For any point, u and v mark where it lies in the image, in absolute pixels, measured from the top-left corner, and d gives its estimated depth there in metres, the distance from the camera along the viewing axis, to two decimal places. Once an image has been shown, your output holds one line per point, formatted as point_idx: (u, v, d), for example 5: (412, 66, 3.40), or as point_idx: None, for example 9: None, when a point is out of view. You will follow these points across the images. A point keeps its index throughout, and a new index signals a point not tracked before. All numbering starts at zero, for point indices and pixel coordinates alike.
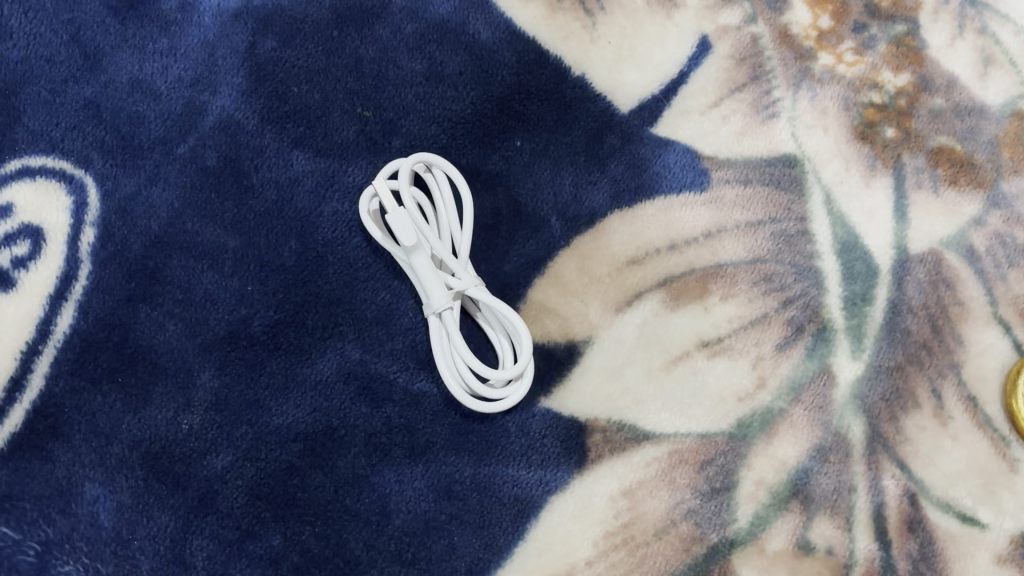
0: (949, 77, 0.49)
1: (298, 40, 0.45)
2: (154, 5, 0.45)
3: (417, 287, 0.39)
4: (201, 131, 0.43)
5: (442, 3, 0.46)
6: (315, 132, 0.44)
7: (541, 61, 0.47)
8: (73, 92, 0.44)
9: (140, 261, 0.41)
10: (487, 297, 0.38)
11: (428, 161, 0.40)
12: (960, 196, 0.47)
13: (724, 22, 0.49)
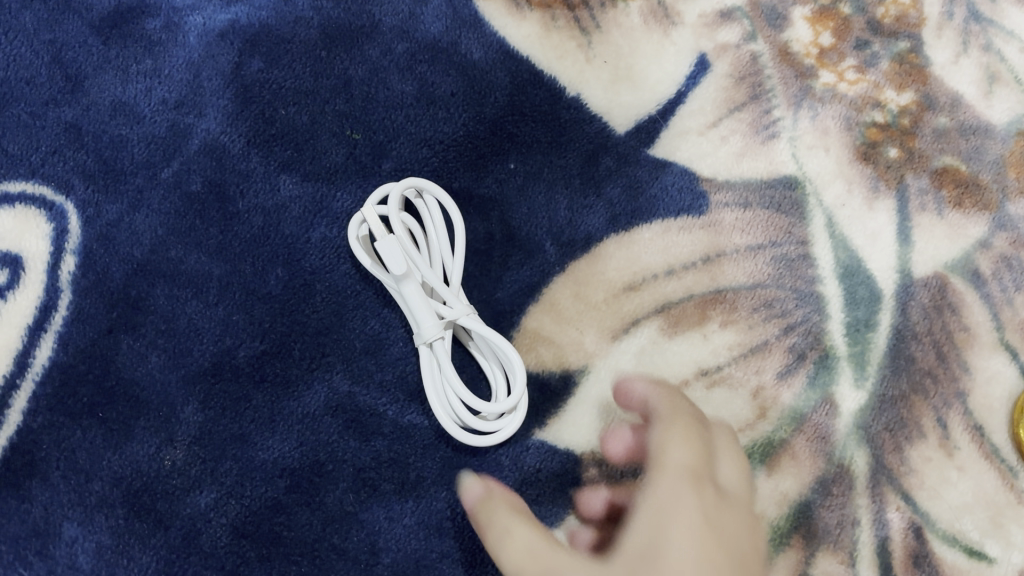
0: (953, 95, 0.48)
1: (285, 60, 0.44)
2: (138, 25, 0.45)
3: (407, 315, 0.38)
4: (185, 156, 0.42)
5: (433, 23, 0.46)
6: (303, 156, 0.43)
7: (535, 82, 0.46)
8: (54, 115, 0.43)
9: (122, 290, 0.40)
10: (480, 325, 0.36)
11: (419, 185, 0.38)
12: (965, 218, 0.46)
13: (723, 39, 0.48)
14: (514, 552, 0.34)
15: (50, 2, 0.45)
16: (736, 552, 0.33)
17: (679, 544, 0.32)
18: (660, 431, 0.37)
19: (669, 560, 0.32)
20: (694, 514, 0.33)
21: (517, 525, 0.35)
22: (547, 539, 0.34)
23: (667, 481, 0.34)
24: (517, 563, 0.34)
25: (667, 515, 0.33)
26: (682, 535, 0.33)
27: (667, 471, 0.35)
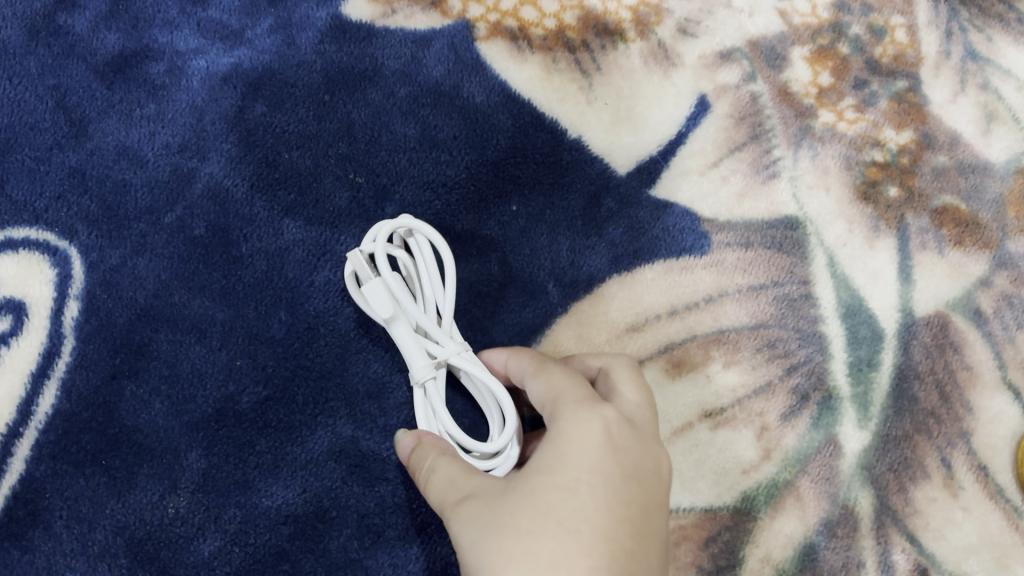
0: (952, 134, 0.48)
1: (289, 103, 0.44)
2: (142, 69, 0.45)
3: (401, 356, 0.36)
4: (189, 200, 0.42)
5: (435, 66, 0.46)
6: (307, 199, 0.43)
7: (537, 124, 0.46)
8: (58, 160, 0.43)
9: (125, 336, 0.40)
10: (469, 365, 0.35)
11: (408, 223, 0.37)
12: (966, 257, 0.46)
13: (723, 80, 0.48)
14: (436, 484, 0.34)
15: (55, 47, 0.45)
16: (636, 461, 0.33)
17: (576, 459, 0.32)
18: (549, 366, 0.36)
19: (566, 477, 0.32)
20: (596, 437, 0.33)
21: (438, 457, 0.34)
22: (462, 465, 0.34)
23: (565, 407, 0.34)
24: (440, 492, 0.33)
25: (563, 432, 0.33)
26: (580, 449, 0.33)
27: (564, 398, 0.34)
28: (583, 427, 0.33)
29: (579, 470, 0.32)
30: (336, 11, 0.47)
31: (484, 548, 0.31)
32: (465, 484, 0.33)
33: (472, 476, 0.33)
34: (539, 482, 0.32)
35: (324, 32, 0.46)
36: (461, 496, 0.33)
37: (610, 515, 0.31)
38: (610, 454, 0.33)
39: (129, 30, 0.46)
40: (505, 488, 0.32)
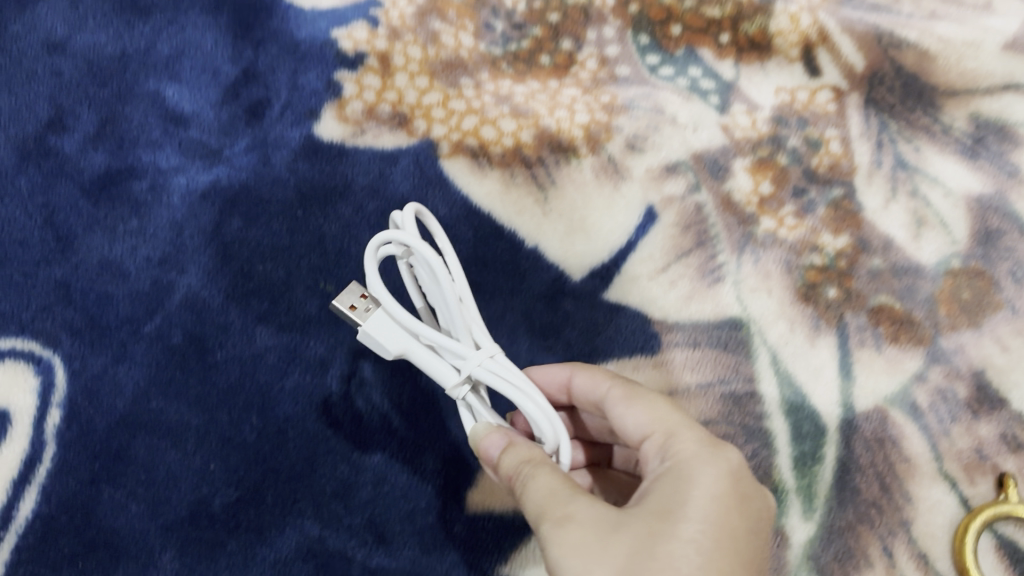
0: (885, 238, 0.52)
1: (263, 219, 0.47)
2: (126, 187, 0.48)
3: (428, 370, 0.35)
4: (167, 310, 0.45)
5: (401, 182, 0.49)
6: (278, 307, 0.45)
7: (497, 234, 0.49)
8: (45, 274, 0.45)
9: (104, 441, 0.42)
10: (489, 377, 0.33)
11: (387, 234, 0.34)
12: (902, 352, 0.49)
13: (670, 190, 0.52)
14: (534, 495, 0.31)
15: (45, 167, 0.48)
16: (756, 515, 0.33)
17: (703, 510, 0.31)
18: (653, 403, 0.36)
19: (689, 525, 0.31)
20: (722, 483, 0.32)
21: (537, 469, 0.32)
22: (567, 482, 0.31)
23: (682, 440, 0.34)
24: (537, 505, 0.31)
25: (690, 479, 0.32)
26: (706, 502, 0.31)
27: (680, 438, 0.34)
28: (708, 479, 0.32)
29: (706, 524, 0.31)
30: (309, 131, 0.50)
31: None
32: (573, 504, 0.31)
33: (574, 498, 0.31)
34: (666, 530, 0.30)
35: (297, 150, 0.49)
36: (569, 520, 0.30)
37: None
38: (736, 509, 0.32)
39: (115, 151, 0.49)
40: (619, 522, 0.30)
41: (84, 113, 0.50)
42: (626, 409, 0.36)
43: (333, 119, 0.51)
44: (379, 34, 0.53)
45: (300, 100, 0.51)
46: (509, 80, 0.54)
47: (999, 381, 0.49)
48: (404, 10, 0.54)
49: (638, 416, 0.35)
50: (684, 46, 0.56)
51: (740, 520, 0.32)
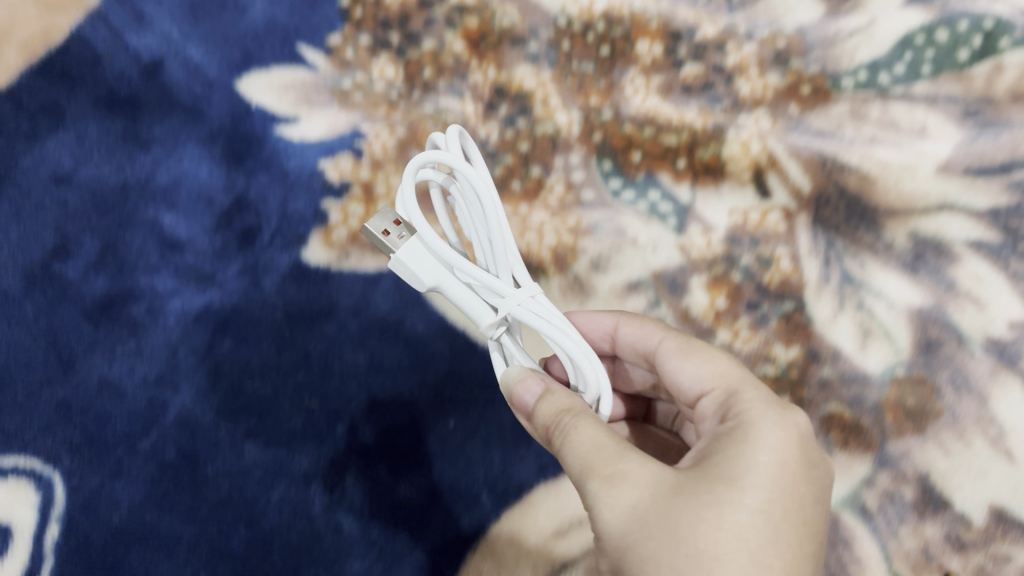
0: (833, 349, 0.57)
1: (252, 339, 0.51)
2: (125, 310, 0.52)
3: (466, 301, 0.39)
4: (162, 428, 0.49)
5: (382, 301, 0.53)
6: (266, 423, 0.49)
7: (472, 348, 0.52)
8: (47, 395, 0.49)
9: (100, 554, 0.47)
10: (528, 318, 0.36)
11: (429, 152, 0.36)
12: (851, 458, 0.55)
13: (631, 305, 0.58)
14: (580, 448, 0.36)
15: (49, 292, 0.52)
16: (813, 460, 0.38)
17: (760, 468, 0.36)
18: (710, 360, 0.43)
19: (756, 494, 0.36)
20: (787, 454, 0.37)
21: (580, 424, 0.36)
22: (614, 439, 0.36)
23: (742, 386, 0.41)
24: (585, 459, 0.36)
25: (753, 435, 0.38)
26: (764, 458, 0.37)
27: (741, 392, 0.40)
28: (769, 435, 0.37)
29: (763, 480, 0.36)
30: (297, 257, 0.54)
31: (654, 541, 0.35)
32: (619, 465, 0.36)
33: (623, 457, 0.36)
34: (730, 496, 0.35)
35: (285, 274, 0.53)
36: (615, 482, 0.35)
37: (787, 532, 0.36)
38: (797, 459, 0.37)
39: (115, 275, 0.53)
40: (679, 485, 0.36)
41: (87, 241, 0.54)
42: (687, 362, 0.43)
43: (320, 245, 0.54)
44: (363, 164, 0.57)
45: (290, 227, 0.55)
46: None
47: (942, 483, 0.54)
48: (387, 142, 0.60)
49: (698, 370, 0.43)
50: (644, 170, 0.62)
51: (799, 471, 0.37)
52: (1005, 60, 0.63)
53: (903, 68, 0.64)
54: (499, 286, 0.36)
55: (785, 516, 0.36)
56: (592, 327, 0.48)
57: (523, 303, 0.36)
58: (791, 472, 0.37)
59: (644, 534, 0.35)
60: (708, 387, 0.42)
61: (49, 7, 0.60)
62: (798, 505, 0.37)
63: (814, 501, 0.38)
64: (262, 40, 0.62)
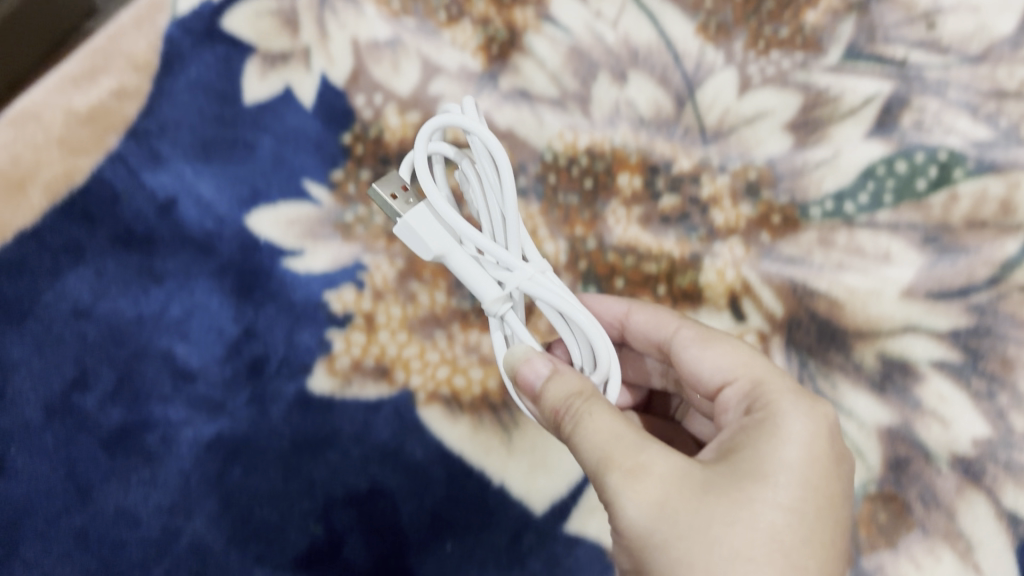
0: None
1: (261, 467, 0.55)
2: (140, 439, 0.56)
3: (473, 277, 0.46)
4: (174, 553, 0.53)
5: (382, 430, 0.57)
6: (273, 548, 0.54)
7: (468, 473, 0.56)
8: (66, 522, 0.53)
9: None
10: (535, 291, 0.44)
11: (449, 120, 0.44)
12: None
13: None
14: (599, 436, 0.42)
15: (68, 423, 0.56)
16: (834, 446, 0.45)
17: (783, 461, 0.43)
18: (728, 350, 0.51)
19: (787, 496, 0.41)
20: (811, 450, 0.43)
21: (594, 412, 0.42)
22: (635, 435, 0.42)
23: (763, 372, 0.49)
24: (606, 449, 0.42)
25: (778, 430, 0.44)
26: (787, 450, 0.43)
27: (762, 384, 0.48)
28: (793, 427, 0.44)
29: (785, 471, 0.42)
30: (302, 386, 0.58)
31: (686, 539, 0.40)
32: (641, 459, 0.42)
33: (643, 452, 0.42)
34: (759, 496, 0.41)
35: (292, 403, 0.57)
36: (637, 474, 0.41)
37: (813, 526, 0.42)
38: (819, 446, 0.44)
39: (131, 405, 0.57)
40: (706, 485, 0.42)
41: (104, 372, 0.57)
42: (707, 352, 0.51)
43: (324, 373, 0.58)
44: (365, 295, 0.61)
45: (296, 357, 0.59)
46: (477, 330, 0.60)
47: None
48: (387, 272, 0.62)
49: (719, 360, 0.51)
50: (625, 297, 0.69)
51: (821, 457, 0.44)
52: (959, 190, 0.69)
53: (867, 198, 0.70)
54: (509, 263, 0.44)
55: (811, 511, 0.42)
56: (606, 312, 0.58)
57: (526, 276, 0.44)
58: (814, 460, 0.43)
59: (670, 528, 0.41)
60: (730, 374, 0.50)
61: (72, 150, 0.65)
62: (822, 493, 0.43)
63: (839, 493, 0.44)
64: (268, 178, 0.67)
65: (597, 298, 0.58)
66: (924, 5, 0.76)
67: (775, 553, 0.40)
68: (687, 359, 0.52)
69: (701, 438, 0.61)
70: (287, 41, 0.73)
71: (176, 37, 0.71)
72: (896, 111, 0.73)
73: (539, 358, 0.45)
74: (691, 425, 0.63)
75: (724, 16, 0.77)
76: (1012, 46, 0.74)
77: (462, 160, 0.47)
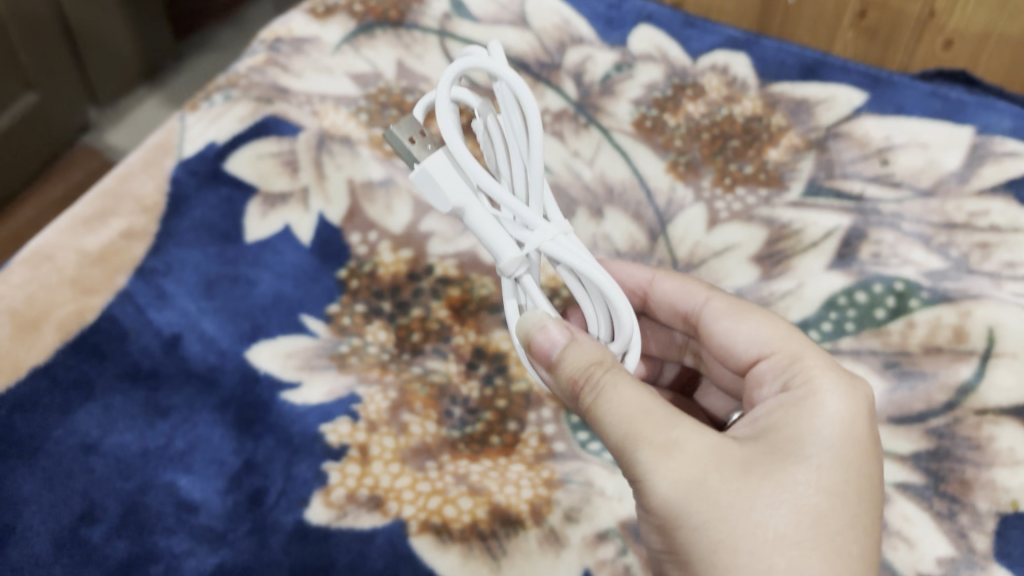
0: None
1: None
2: (146, 570, 0.58)
3: (490, 234, 0.48)
4: None
5: (376, 560, 0.59)
6: None
7: None
8: None
9: None
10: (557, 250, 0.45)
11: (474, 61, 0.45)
12: None
13: (602, 555, 0.60)
14: (626, 409, 0.47)
15: (75, 556, 0.58)
16: (871, 424, 0.51)
17: (821, 443, 0.49)
18: (763, 325, 0.57)
19: (828, 480, 0.48)
20: (848, 433, 0.50)
21: (617, 384, 0.47)
22: (668, 415, 0.48)
23: (797, 348, 0.54)
24: (640, 427, 0.47)
25: (817, 414, 0.50)
26: (822, 431, 0.49)
27: (800, 363, 0.53)
28: (831, 409, 0.50)
29: (822, 452, 0.48)
30: (300, 516, 0.60)
31: (725, 518, 0.46)
32: (673, 438, 0.47)
33: (676, 432, 0.47)
34: (794, 480, 0.47)
35: (290, 534, 0.60)
36: (667, 451, 0.47)
37: (850, 499, 0.48)
38: (855, 428, 0.50)
39: (135, 537, 0.59)
40: (745, 469, 0.47)
41: (111, 504, 0.60)
42: (742, 325, 0.57)
43: (321, 504, 0.61)
44: (359, 426, 0.65)
45: (293, 489, 0.62)
46: (466, 460, 0.64)
47: None
48: (380, 404, 0.67)
49: (753, 335, 0.56)
50: None
51: (859, 438, 0.50)
52: (916, 318, 0.74)
53: (830, 326, 0.74)
54: (534, 222, 0.46)
55: (847, 489, 0.48)
56: (630, 279, 0.64)
57: (548, 236, 0.46)
58: (853, 439, 0.49)
59: (707, 506, 0.46)
60: (766, 347, 0.56)
61: (84, 291, 0.70)
62: (860, 471, 0.49)
63: (873, 468, 0.50)
64: (269, 312, 0.71)
65: (622, 266, 0.65)
66: (877, 144, 0.85)
67: (813, 530, 0.46)
68: (721, 329, 0.58)
69: (713, 412, 0.70)
70: (287, 182, 0.79)
71: (182, 180, 0.78)
72: (855, 243, 0.79)
73: (553, 323, 0.49)
74: (703, 399, 0.71)
75: (692, 154, 0.86)
76: (959, 181, 0.82)
77: (484, 114, 0.49)
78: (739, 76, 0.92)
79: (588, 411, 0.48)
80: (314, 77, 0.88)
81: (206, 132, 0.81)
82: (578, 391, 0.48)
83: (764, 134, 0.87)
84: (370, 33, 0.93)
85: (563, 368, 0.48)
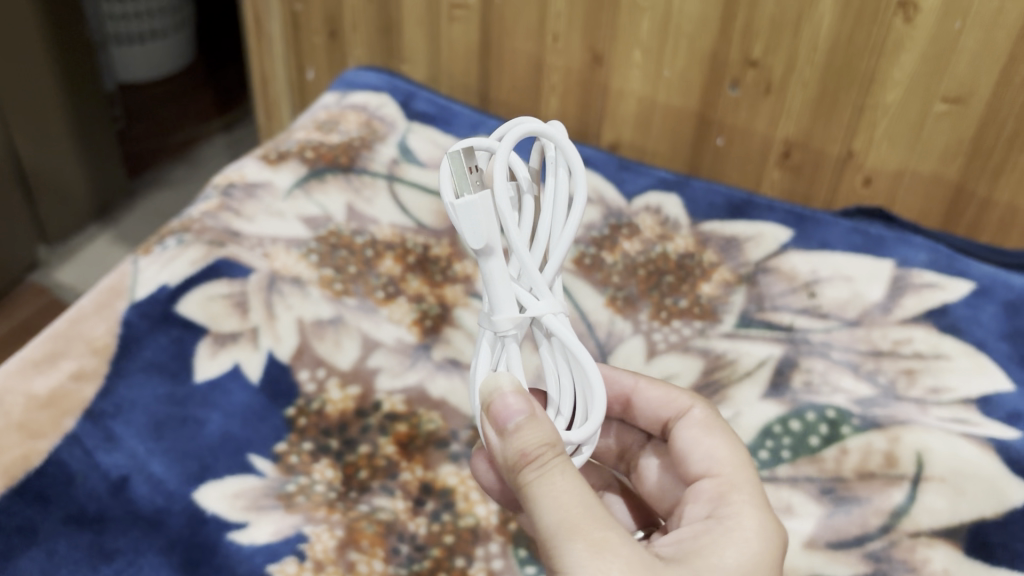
0: None
1: None
2: None
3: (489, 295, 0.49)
4: None
5: None
6: None
7: None
8: None
9: None
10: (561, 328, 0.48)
11: (539, 126, 0.49)
12: None
13: None
14: (566, 491, 0.47)
15: None
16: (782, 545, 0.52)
17: (734, 548, 0.50)
18: (722, 444, 0.58)
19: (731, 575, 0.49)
20: (751, 543, 0.51)
21: (563, 467, 0.48)
22: (602, 509, 0.47)
23: (739, 474, 0.56)
24: (576, 511, 0.47)
25: (734, 538, 0.51)
26: (736, 538, 0.51)
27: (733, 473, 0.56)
28: (743, 523, 0.52)
29: (736, 557, 0.50)
30: None
31: None
32: (599, 535, 0.46)
33: (607, 530, 0.46)
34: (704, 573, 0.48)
35: None
36: (599, 553, 0.45)
37: None
38: (764, 545, 0.51)
39: None
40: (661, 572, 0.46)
41: None
42: (698, 441, 0.59)
43: None
44: (306, 566, 0.65)
45: None
46: None
47: None
48: (327, 543, 0.67)
49: (703, 453, 0.58)
50: None
51: (768, 557, 0.51)
52: (848, 444, 0.75)
53: (766, 454, 0.75)
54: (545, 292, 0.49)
55: None
56: (615, 384, 0.65)
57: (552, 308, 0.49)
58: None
59: None
60: (710, 457, 0.57)
61: (31, 435, 0.70)
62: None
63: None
64: (216, 453, 0.72)
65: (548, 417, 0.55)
66: (803, 277, 0.90)
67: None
68: (682, 444, 0.60)
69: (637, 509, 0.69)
70: (236, 323, 0.81)
71: (134, 322, 0.79)
72: (787, 372, 0.82)
73: (509, 395, 0.49)
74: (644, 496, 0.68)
75: (630, 289, 0.90)
76: (882, 311, 0.86)
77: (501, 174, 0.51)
78: (671, 216, 0.98)
79: (526, 490, 0.48)
80: (266, 221, 0.92)
81: (158, 275, 0.84)
82: (520, 467, 0.48)
83: (696, 269, 0.92)
84: (321, 178, 0.99)
85: (512, 440, 0.48)
